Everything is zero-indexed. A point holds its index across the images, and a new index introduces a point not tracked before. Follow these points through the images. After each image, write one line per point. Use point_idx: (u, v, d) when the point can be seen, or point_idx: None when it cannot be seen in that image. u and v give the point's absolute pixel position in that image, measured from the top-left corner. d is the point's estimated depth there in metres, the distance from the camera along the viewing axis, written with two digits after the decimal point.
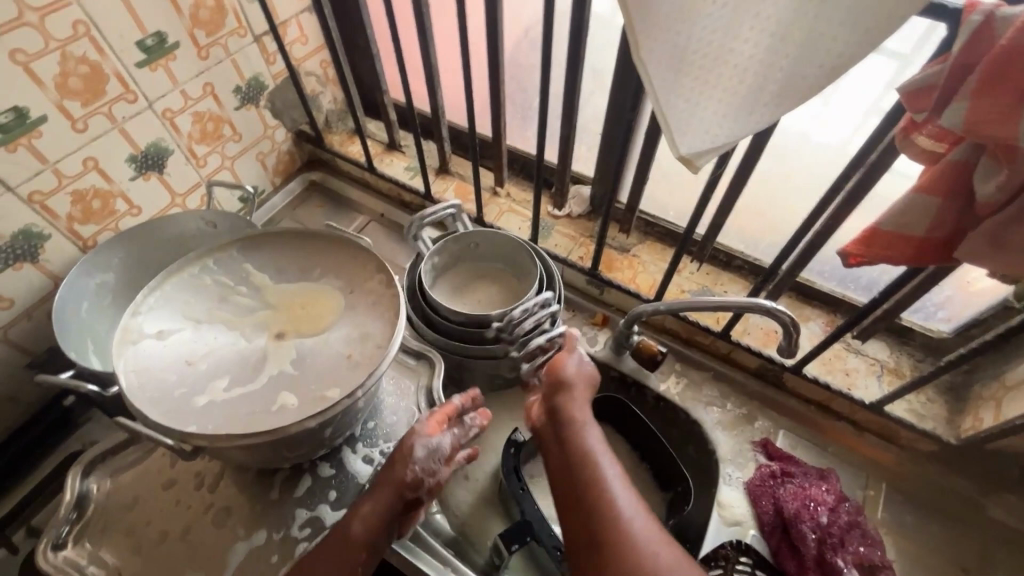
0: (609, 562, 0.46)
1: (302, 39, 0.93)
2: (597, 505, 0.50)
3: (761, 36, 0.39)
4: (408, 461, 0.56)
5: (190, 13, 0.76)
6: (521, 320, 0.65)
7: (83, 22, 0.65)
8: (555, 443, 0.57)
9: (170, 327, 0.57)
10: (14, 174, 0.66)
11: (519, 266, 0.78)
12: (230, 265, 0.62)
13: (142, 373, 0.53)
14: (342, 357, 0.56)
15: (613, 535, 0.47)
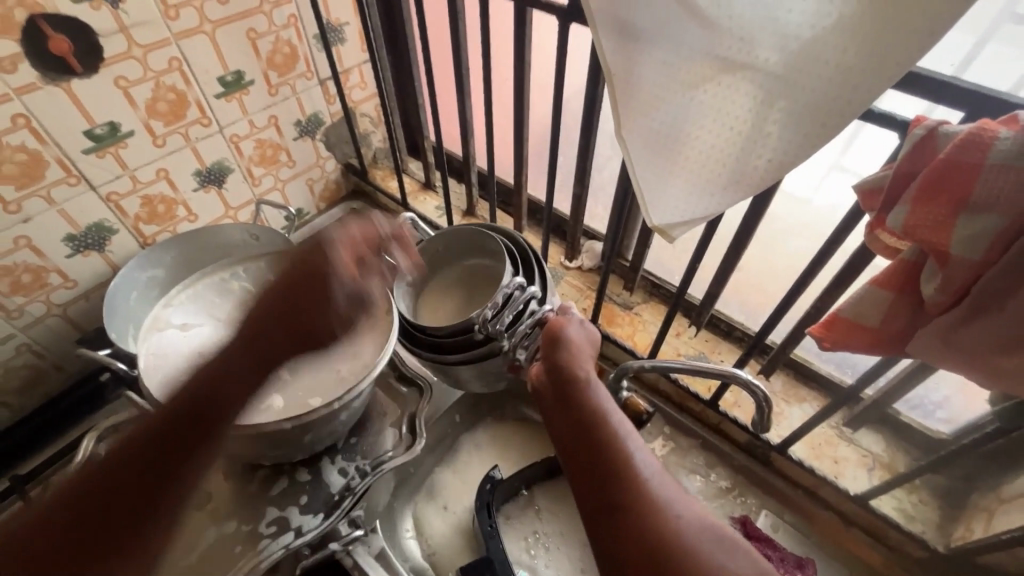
0: (644, 525, 0.41)
1: (361, 85, 1.05)
2: (620, 467, 0.44)
3: (722, 129, 0.44)
4: (327, 299, 0.58)
5: (266, 57, 0.88)
6: (499, 314, 0.65)
7: (177, 59, 0.78)
8: (560, 404, 0.51)
9: (193, 324, 0.64)
10: (99, 177, 0.78)
11: (489, 259, 0.81)
12: (256, 275, 0.70)
13: (159, 357, 0.60)
14: (332, 372, 0.62)
15: (640, 498, 0.42)
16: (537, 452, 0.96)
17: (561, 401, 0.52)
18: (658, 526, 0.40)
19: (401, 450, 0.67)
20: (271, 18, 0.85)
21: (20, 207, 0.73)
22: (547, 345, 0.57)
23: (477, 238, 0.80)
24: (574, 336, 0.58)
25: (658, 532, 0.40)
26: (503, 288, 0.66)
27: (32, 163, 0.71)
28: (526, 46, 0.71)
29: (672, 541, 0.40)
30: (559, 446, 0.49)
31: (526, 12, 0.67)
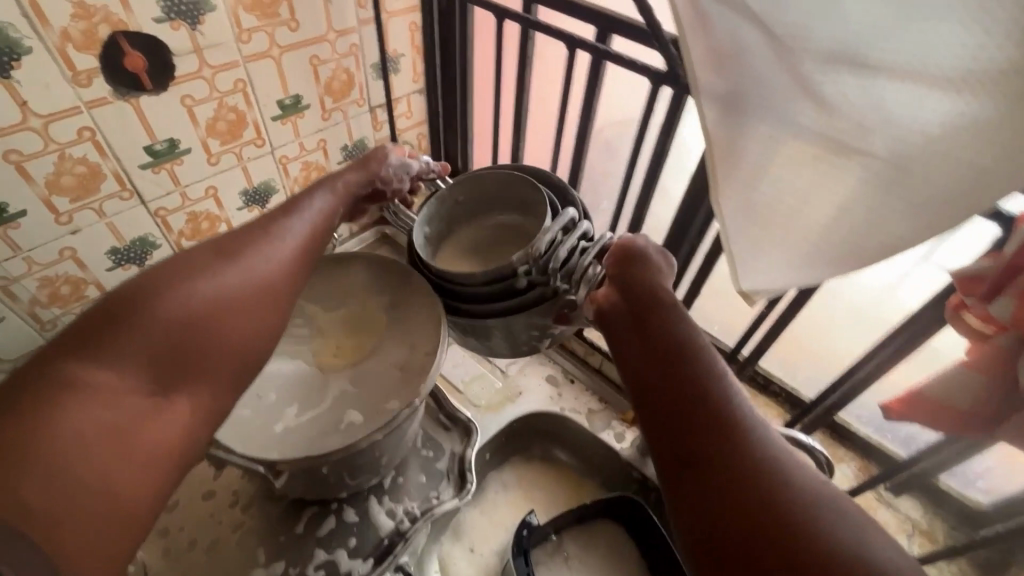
0: (746, 487, 0.36)
1: (408, 114, 1.05)
2: (716, 416, 0.39)
3: (830, 208, 0.45)
4: (383, 162, 0.67)
5: (325, 83, 0.89)
6: (554, 250, 0.56)
7: (242, 81, 0.78)
8: (639, 339, 0.46)
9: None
10: (151, 191, 0.77)
11: (523, 208, 0.68)
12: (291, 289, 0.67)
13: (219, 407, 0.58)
14: (394, 369, 0.61)
15: (733, 439, 0.38)
16: (564, 498, 0.94)
17: (639, 330, 0.47)
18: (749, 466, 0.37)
19: (450, 496, 0.65)
20: (334, 45, 0.86)
21: (72, 218, 0.71)
22: (620, 272, 0.52)
23: (501, 180, 0.67)
24: (654, 265, 0.52)
25: (764, 494, 0.36)
26: (557, 220, 0.57)
27: (90, 175, 0.70)
28: (597, 98, 0.73)
29: (783, 508, 0.35)
30: (632, 376, 0.45)
31: (602, 65, 0.69)
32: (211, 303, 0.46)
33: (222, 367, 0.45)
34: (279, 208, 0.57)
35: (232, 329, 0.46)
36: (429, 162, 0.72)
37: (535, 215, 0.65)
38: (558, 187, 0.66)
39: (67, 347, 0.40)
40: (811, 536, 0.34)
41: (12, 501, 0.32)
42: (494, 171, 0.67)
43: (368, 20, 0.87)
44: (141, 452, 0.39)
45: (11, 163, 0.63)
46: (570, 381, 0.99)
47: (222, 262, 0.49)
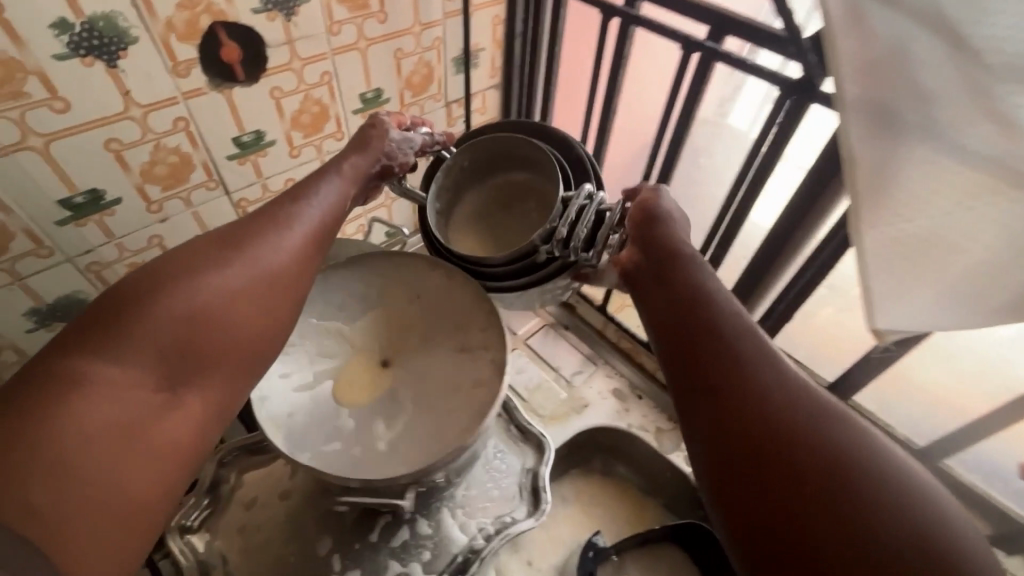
0: (754, 407, 0.39)
1: (482, 110, 1.02)
2: (725, 347, 0.42)
3: (1000, 246, 0.40)
4: (383, 138, 0.61)
5: (406, 77, 0.86)
6: (577, 227, 0.54)
7: (329, 73, 0.76)
8: (659, 287, 0.49)
9: (273, 381, 0.57)
10: (236, 182, 0.77)
11: (531, 171, 0.66)
12: (333, 289, 0.62)
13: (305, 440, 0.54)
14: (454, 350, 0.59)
15: (746, 375, 0.41)
16: (625, 515, 0.90)
17: (661, 280, 0.49)
18: (765, 399, 0.39)
19: (525, 515, 0.63)
20: (418, 39, 0.83)
21: (161, 207, 0.71)
22: (642, 229, 0.54)
23: (505, 143, 0.65)
24: (676, 220, 0.54)
25: (772, 414, 0.38)
26: (580, 193, 0.56)
27: (181, 165, 0.70)
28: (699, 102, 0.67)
29: (793, 425, 0.38)
30: (654, 330, 0.48)
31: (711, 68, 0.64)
32: (223, 299, 0.44)
33: (226, 365, 0.44)
34: (289, 194, 0.54)
35: (239, 324, 0.45)
36: (430, 133, 0.65)
37: (547, 177, 0.63)
38: (564, 144, 0.65)
39: (71, 340, 0.39)
40: (820, 448, 0.36)
41: (16, 506, 0.32)
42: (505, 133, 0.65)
43: (453, 12, 0.84)
44: (145, 452, 0.38)
45: (111, 151, 0.63)
46: (637, 397, 0.96)
47: (232, 254, 0.47)
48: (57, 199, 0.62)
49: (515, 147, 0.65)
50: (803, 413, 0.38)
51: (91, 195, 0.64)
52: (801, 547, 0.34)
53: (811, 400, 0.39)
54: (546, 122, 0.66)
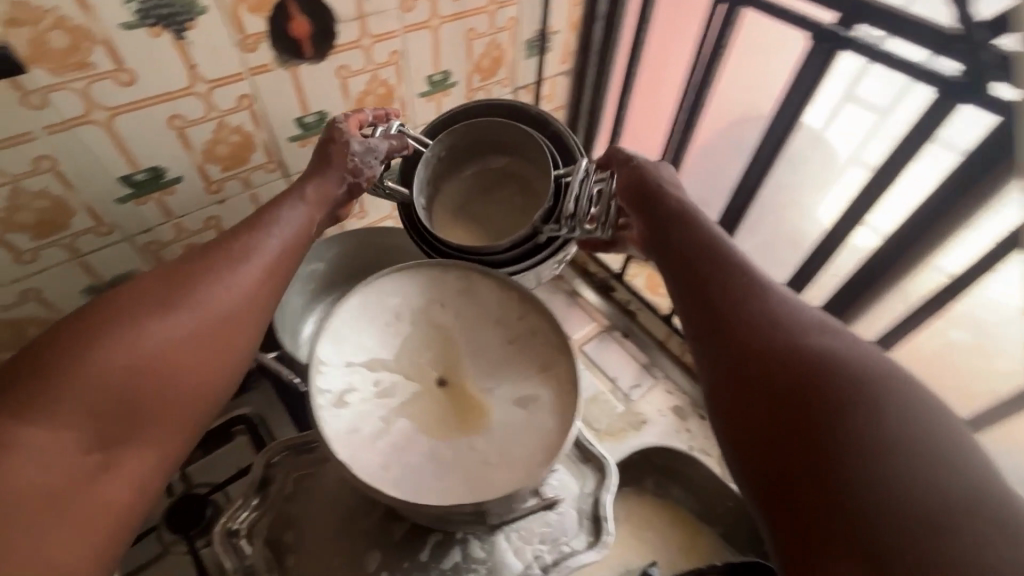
0: (757, 343, 0.41)
1: (550, 97, 0.95)
2: (728, 290, 0.45)
3: None
4: (345, 152, 0.58)
5: (476, 59, 0.81)
6: (574, 202, 0.60)
7: (398, 53, 0.71)
8: (665, 242, 0.52)
9: (346, 442, 0.48)
10: (297, 164, 0.73)
11: (514, 153, 0.71)
12: (357, 318, 0.55)
13: (416, 485, 0.47)
14: (505, 344, 0.56)
15: (743, 311, 0.43)
16: (678, 541, 0.84)
17: (668, 236, 0.52)
18: (760, 331, 0.41)
19: (585, 546, 0.58)
20: (493, 18, 0.77)
21: (220, 187, 0.68)
22: (640, 188, 0.57)
23: (487, 128, 0.69)
24: (669, 178, 0.58)
25: (770, 344, 0.40)
26: (579, 169, 0.60)
27: (242, 145, 0.67)
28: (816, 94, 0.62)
29: (790, 353, 0.39)
30: (669, 291, 0.50)
31: (834, 55, 0.58)
32: (164, 344, 0.42)
33: (180, 408, 0.42)
34: (245, 224, 0.51)
35: (194, 366, 0.43)
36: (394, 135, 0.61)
37: (535, 162, 0.69)
38: (545, 123, 0.70)
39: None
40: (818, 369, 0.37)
41: None
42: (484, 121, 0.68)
43: None
44: (84, 515, 0.36)
45: (174, 128, 0.60)
46: (699, 416, 0.90)
47: (174, 294, 0.44)
48: (118, 175, 0.59)
49: (499, 132, 0.69)
50: (795, 338, 0.40)
51: (151, 173, 0.62)
52: (820, 497, 0.32)
53: (801, 330, 0.41)
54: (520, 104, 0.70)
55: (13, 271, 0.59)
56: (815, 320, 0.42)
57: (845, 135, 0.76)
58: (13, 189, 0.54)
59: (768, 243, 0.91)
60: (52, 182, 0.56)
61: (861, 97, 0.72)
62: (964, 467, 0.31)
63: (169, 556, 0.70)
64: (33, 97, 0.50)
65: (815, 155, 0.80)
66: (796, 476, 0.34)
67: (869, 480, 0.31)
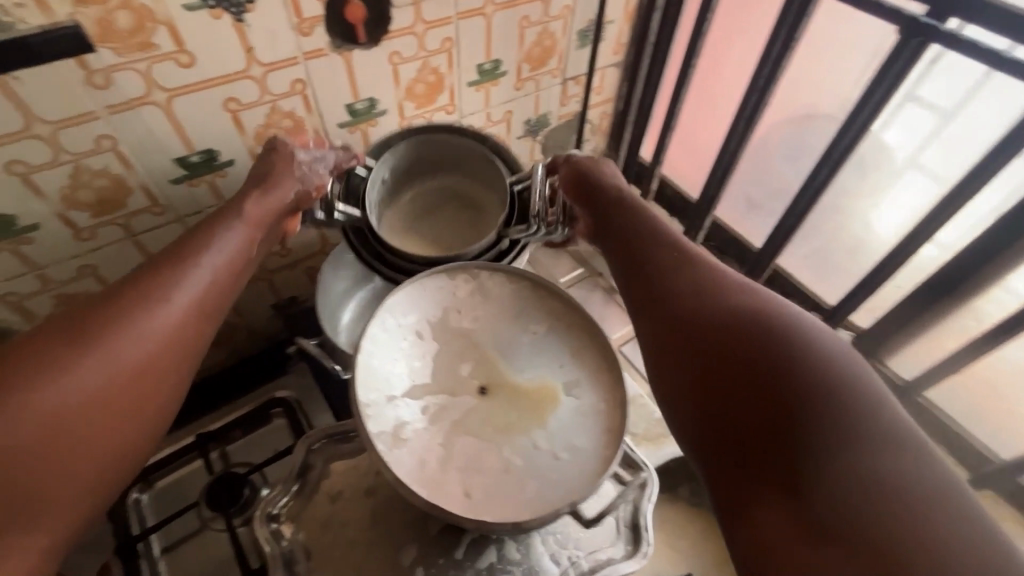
0: (689, 315, 0.42)
1: (598, 89, 0.92)
2: (665, 270, 0.47)
3: None
4: (291, 164, 0.59)
5: (527, 48, 0.79)
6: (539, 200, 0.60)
7: (450, 40, 0.70)
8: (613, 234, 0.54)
9: (422, 478, 0.47)
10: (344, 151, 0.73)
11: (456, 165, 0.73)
12: (384, 344, 0.53)
13: (503, 499, 0.47)
14: (526, 336, 0.57)
15: (669, 287, 0.45)
16: (712, 550, 0.81)
17: (613, 226, 0.55)
18: (688, 304, 0.43)
19: (623, 556, 0.56)
20: (548, 6, 0.75)
21: None
22: (582, 184, 0.60)
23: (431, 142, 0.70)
24: (607, 171, 0.61)
25: (697, 312, 0.42)
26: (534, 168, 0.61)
27: (293, 130, 0.66)
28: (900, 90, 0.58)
29: (713, 318, 0.41)
30: (618, 278, 0.51)
31: (923, 50, 0.54)
32: (80, 399, 0.36)
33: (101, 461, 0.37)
34: (169, 258, 0.45)
35: (121, 413, 0.38)
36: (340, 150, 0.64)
37: (481, 169, 0.71)
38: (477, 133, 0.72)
39: None
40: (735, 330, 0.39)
41: None
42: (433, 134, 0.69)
43: None
44: None
45: (229, 111, 0.60)
46: None
47: (92, 341, 0.38)
48: (174, 157, 0.60)
49: (442, 145, 0.70)
50: (718, 304, 0.42)
51: (205, 155, 0.62)
52: (770, 455, 0.33)
53: (719, 294, 0.43)
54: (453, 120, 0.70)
55: (72, 247, 0.61)
56: (733, 281, 0.43)
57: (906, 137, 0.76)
58: (77, 167, 0.55)
59: (823, 250, 0.87)
60: (112, 161, 0.57)
61: (925, 98, 0.72)
62: (873, 410, 0.32)
63: (206, 531, 0.71)
64: (98, 76, 0.51)
65: (878, 163, 0.80)
66: (733, 441, 0.36)
67: (788, 432, 0.33)
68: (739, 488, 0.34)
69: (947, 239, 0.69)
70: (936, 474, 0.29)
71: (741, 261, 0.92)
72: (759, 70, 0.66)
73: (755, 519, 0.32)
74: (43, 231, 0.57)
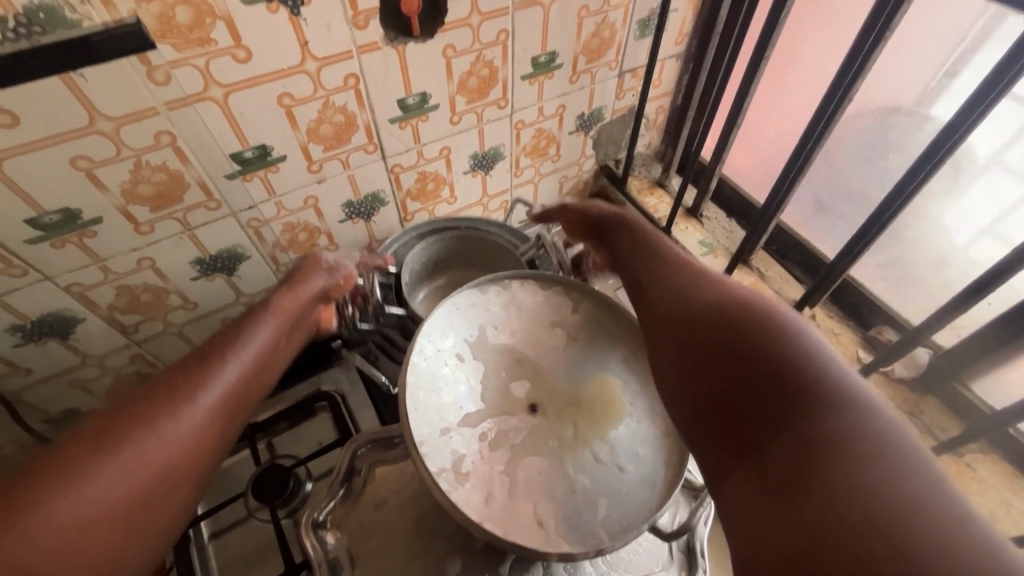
0: (670, 305, 0.45)
1: (657, 82, 0.87)
2: (656, 269, 0.50)
3: None
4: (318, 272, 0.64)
5: (585, 40, 0.75)
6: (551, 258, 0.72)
7: (505, 31, 0.67)
8: (616, 244, 0.58)
9: (495, 515, 0.45)
10: (393, 147, 0.72)
11: (463, 253, 0.85)
12: (431, 374, 0.50)
13: (563, 531, 0.45)
14: (566, 343, 0.55)
15: (658, 284, 0.48)
16: None
17: (615, 238, 0.59)
18: (671, 297, 0.46)
19: None
20: None
21: (321, 167, 0.68)
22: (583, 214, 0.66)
23: (443, 242, 0.82)
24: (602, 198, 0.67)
25: (677, 301, 0.45)
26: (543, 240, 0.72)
27: (345, 126, 0.65)
28: (1015, 86, 0.51)
29: (689, 305, 0.43)
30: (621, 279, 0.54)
31: None
32: (107, 502, 0.38)
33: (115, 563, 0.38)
34: (201, 356, 0.48)
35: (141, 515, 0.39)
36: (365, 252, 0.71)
37: (483, 253, 0.84)
38: (475, 228, 0.82)
39: None
40: (707, 314, 0.41)
41: None
42: (438, 232, 0.81)
43: None
44: None
45: (283, 106, 0.59)
46: None
47: (123, 442, 0.40)
48: (229, 153, 0.60)
49: (451, 243, 0.83)
50: (695, 295, 0.44)
51: (259, 151, 0.62)
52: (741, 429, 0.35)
53: (698, 285, 0.45)
54: (459, 221, 0.81)
55: (132, 240, 0.62)
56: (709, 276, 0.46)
57: (990, 137, 0.69)
58: (137, 163, 0.55)
59: (900, 258, 0.80)
60: (170, 157, 0.57)
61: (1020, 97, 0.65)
62: (825, 378, 0.33)
63: (251, 520, 0.73)
64: (158, 73, 0.51)
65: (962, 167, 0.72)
66: (709, 419, 0.37)
67: (752, 411, 0.34)
68: (718, 462, 0.36)
69: None
70: (877, 433, 0.30)
71: (806, 267, 0.86)
72: (848, 63, 0.60)
73: (730, 488, 0.34)
74: (106, 224, 0.59)
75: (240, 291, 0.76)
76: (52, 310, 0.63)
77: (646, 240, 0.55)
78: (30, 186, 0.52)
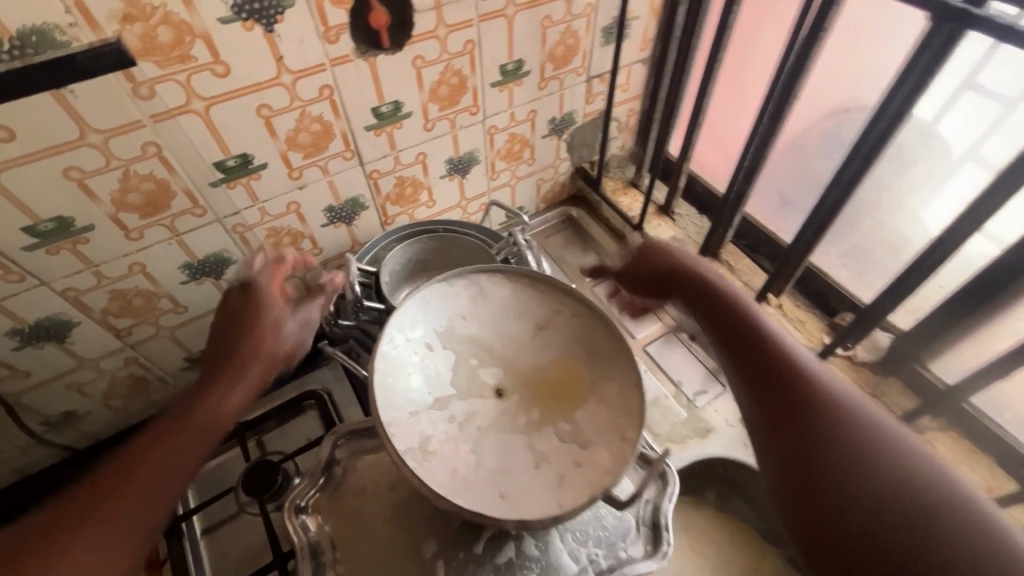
0: (810, 436, 0.45)
1: (624, 86, 0.91)
2: (776, 379, 0.49)
3: None
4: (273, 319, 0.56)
5: (551, 48, 0.79)
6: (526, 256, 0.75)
7: (472, 42, 0.71)
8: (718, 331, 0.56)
9: (459, 488, 0.48)
10: (371, 154, 0.76)
11: (442, 257, 0.87)
12: (399, 361, 0.54)
13: (522, 501, 0.47)
14: (532, 331, 0.58)
15: (785, 400, 0.48)
16: (740, 557, 0.78)
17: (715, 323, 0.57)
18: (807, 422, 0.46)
19: (642, 555, 0.56)
20: (570, 5, 0.75)
21: (301, 174, 0.72)
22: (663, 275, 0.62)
23: (422, 245, 0.85)
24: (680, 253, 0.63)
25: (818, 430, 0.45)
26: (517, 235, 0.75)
27: (322, 134, 0.69)
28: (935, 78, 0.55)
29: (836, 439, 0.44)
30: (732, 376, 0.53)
31: (960, 32, 0.51)
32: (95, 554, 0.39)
33: None
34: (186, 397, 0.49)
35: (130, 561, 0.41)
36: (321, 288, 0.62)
37: (462, 255, 0.86)
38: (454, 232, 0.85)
39: None
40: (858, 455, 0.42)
41: None
42: (417, 236, 0.84)
43: None
44: None
45: (262, 117, 0.63)
46: None
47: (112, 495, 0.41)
48: (213, 162, 0.64)
49: (430, 246, 0.85)
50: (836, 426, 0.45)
51: (241, 159, 0.66)
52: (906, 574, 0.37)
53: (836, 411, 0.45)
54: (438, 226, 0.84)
55: (123, 246, 0.65)
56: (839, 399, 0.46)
57: (966, 128, 0.69)
58: (126, 172, 0.59)
59: (860, 246, 0.83)
60: (157, 167, 0.61)
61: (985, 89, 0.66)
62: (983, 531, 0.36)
63: (243, 515, 0.76)
64: (143, 88, 0.55)
65: (922, 157, 0.75)
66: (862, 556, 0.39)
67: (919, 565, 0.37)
68: None
69: (998, 233, 0.64)
70: None
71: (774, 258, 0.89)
72: (785, 63, 0.64)
73: None
74: (98, 231, 0.62)
75: (229, 294, 0.80)
76: (48, 315, 0.67)
77: (753, 336, 0.53)
78: (26, 196, 0.56)
